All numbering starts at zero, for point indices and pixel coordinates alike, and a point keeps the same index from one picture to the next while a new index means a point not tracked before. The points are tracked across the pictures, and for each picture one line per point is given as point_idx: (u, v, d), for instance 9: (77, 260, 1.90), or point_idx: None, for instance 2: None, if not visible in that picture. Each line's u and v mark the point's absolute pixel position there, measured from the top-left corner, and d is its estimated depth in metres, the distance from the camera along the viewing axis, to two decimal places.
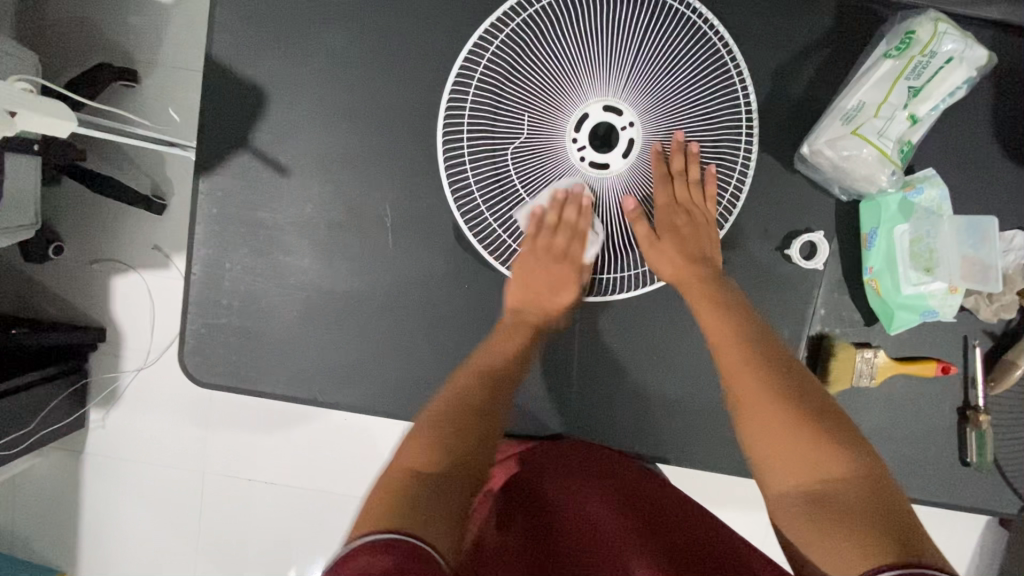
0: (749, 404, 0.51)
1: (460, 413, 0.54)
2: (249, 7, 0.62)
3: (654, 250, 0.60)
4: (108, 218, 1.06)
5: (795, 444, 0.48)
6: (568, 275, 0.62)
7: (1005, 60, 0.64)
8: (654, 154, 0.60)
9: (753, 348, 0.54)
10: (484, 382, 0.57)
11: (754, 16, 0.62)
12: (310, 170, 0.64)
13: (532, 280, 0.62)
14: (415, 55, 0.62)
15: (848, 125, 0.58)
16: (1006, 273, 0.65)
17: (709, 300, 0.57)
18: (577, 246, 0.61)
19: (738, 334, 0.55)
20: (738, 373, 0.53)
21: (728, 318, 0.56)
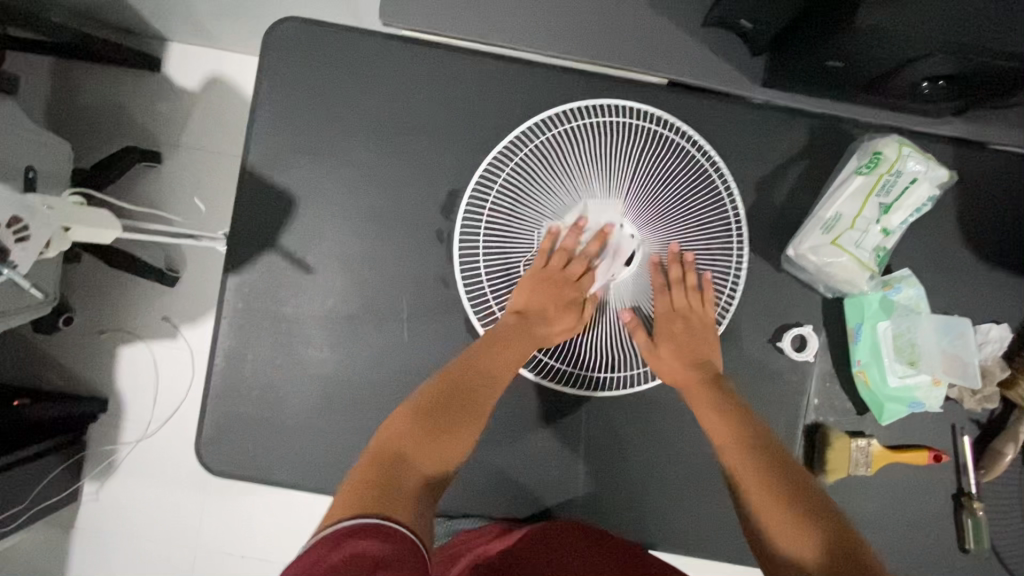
0: (751, 497, 0.55)
1: (441, 401, 0.57)
2: (281, 121, 0.68)
3: (655, 357, 0.64)
4: (125, 290, 1.10)
5: (799, 531, 0.51)
6: (572, 311, 0.64)
7: (965, 173, 0.71)
8: (653, 266, 0.66)
9: (755, 446, 0.58)
10: (472, 386, 0.59)
11: (736, 136, 0.70)
12: (333, 267, 0.68)
13: (552, 301, 0.63)
14: (433, 166, 0.69)
15: (828, 234, 0.64)
16: (984, 365, 0.69)
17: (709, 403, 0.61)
18: (575, 266, 0.64)
19: (742, 434, 0.58)
20: (743, 468, 0.57)
21: (724, 419, 0.60)
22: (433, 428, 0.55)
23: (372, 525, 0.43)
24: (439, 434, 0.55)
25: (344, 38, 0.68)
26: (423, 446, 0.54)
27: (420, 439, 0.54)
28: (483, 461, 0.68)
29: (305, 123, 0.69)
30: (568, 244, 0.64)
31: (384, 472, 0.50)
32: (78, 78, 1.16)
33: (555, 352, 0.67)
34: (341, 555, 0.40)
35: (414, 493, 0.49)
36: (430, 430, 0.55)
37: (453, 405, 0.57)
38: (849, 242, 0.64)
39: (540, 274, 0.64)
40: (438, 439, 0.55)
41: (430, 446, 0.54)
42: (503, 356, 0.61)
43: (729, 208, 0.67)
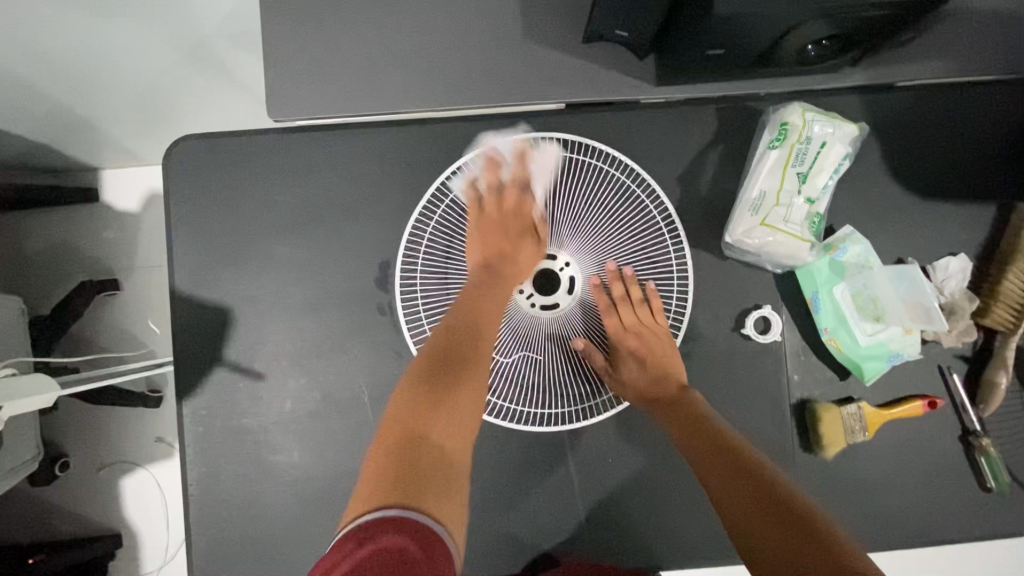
0: (744, 507, 0.53)
1: (438, 377, 0.56)
2: (200, 238, 0.68)
3: (615, 379, 0.65)
4: (111, 423, 1.10)
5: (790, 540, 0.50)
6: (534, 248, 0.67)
7: (880, 116, 0.70)
8: (593, 287, 0.66)
9: (736, 461, 0.57)
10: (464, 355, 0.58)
11: (646, 139, 0.70)
12: (284, 367, 0.68)
13: (512, 250, 0.65)
14: (357, 243, 0.68)
15: (757, 215, 0.64)
16: (950, 299, 0.68)
17: (672, 406, 0.62)
18: (527, 202, 0.67)
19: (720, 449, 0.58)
20: (727, 486, 0.55)
21: (689, 414, 0.61)
22: (432, 383, 0.55)
23: (394, 517, 0.45)
24: (437, 399, 0.54)
25: (243, 140, 0.68)
26: (432, 407, 0.54)
27: (421, 414, 0.53)
28: (481, 525, 0.66)
29: (224, 233, 0.68)
30: (489, 181, 0.67)
31: (405, 456, 0.50)
32: (18, 227, 1.16)
33: (518, 398, 0.65)
34: (370, 548, 0.43)
35: (445, 481, 0.50)
36: (429, 402, 0.54)
37: (437, 368, 0.57)
38: (777, 218, 0.63)
39: (479, 214, 0.67)
40: (438, 403, 0.54)
41: (453, 431, 0.54)
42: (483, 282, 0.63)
43: (657, 211, 0.67)
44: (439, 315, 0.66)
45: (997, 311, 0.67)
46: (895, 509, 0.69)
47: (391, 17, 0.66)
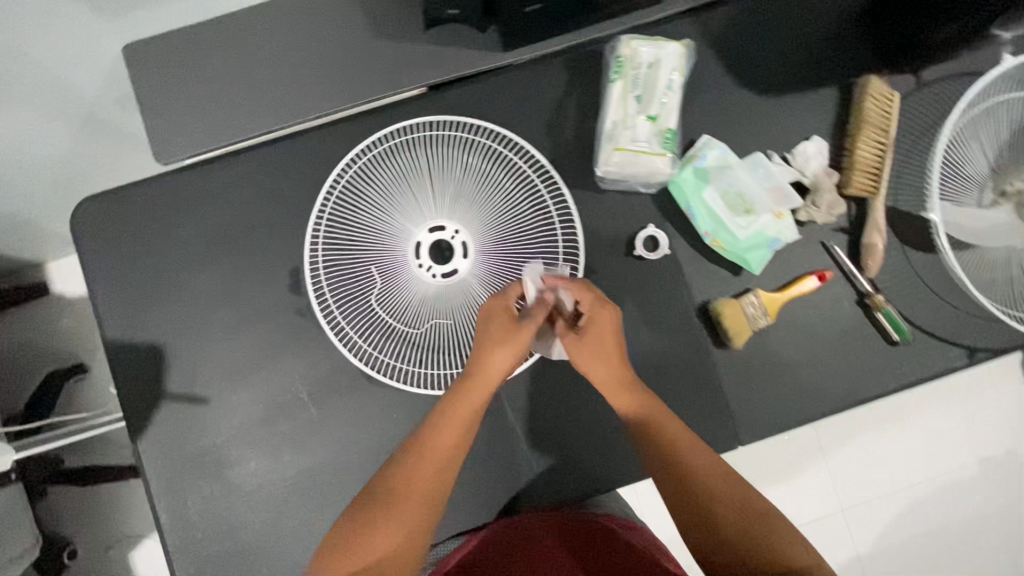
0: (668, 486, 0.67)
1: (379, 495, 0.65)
2: (120, 288, 0.73)
3: (578, 351, 0.67)
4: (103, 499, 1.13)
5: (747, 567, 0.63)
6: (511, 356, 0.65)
7: (714, 29, 0.76)
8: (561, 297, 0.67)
9: (697, 498, 0.67)
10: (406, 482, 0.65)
11: (508, 101, 0.75)
12: (225, 387, 0.72)
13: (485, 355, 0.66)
14: (267, 258, 0.73)
15: (610, 143, 0.69)
16: (813, 178, 0.73)
17: (615, 385, 0.67)
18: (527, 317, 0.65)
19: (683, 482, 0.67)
20: (690, 522, 0.67)
21: (628, 398, 0.67)
22: (374, 500, 0.65)
23: None
24: (382, 509, 0.64)
25: (139, 189, 0.73)
26: (372, 524, 0.64)
27: (370, 534, 0.63)
28: None
29: (142, 278, 0.73)
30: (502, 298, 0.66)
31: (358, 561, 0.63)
32: None
33: (444, 361, 0.70)
34: None
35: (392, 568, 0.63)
36: (373, 517, 0.64)
37: (385, 499, 0.64)
38: (631, 141, 0.68)
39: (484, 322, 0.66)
40: (384, 510, 0.64)
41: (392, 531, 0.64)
42: (469, 424, 0.66)
43: (525, 164, 0.73)
44: (350, 305, 0.70)
45: (856, 178, 0.73)
46: (811, 380, 0.74)
47: (249, 48, 0.72)
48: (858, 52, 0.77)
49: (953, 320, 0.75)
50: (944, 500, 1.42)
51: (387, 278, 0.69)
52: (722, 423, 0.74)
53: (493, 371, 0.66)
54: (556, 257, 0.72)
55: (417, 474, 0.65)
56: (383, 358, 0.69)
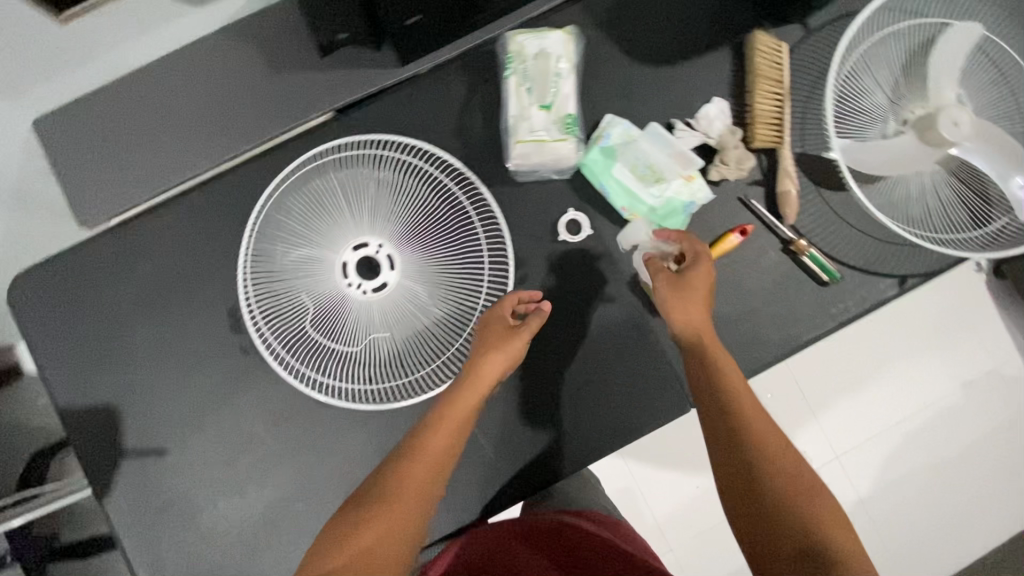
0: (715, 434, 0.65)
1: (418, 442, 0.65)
2: (64, 355, 0.74)
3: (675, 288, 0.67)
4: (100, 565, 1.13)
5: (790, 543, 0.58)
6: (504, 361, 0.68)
7: (602, 11, 0.78)
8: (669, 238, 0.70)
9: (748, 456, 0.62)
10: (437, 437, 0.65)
11: (414, 114, 0.77)
12: (182, 435, 0.73)
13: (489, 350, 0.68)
14: (203, 303, 0.74)
15: (512, 136, 0.72)
16: (719, 138, 0.75)
17: (694, 327, 0.67)
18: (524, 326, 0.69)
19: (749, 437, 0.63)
20: (731, 493, 0.63)
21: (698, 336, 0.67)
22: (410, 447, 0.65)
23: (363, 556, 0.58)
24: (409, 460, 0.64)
25: (70, 258, 0.74)
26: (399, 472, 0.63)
27: (399, 483, 0.63)
28: None
29: (83, 341, 0.74)
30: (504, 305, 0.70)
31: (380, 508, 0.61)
32: None
33: (387, 373, 0.71)
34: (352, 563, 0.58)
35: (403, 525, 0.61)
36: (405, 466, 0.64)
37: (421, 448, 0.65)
38: (530, 132, 0.72)
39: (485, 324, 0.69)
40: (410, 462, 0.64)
41: (413, 483, 0.63)
42: (466, 417, 0.66)
43: (436, 171, 0.74)
44: (285, 333, 0.70)
45: (758, 131, 0.75)
46: (749, 334, 0.76)
47: (153, 103, 0.73)
48: (744, 10, 0.79)
49: (878, 253, 0.77)
50: (950, 432, 1.34)
51: (318, 302, 0.71)
52: (671, 389, 0.75)
53: (489, 371, 0.67)
54: (482, 254, 0.73)
55: (437, 436, 0.65)
56: (326, 379, 0.71)
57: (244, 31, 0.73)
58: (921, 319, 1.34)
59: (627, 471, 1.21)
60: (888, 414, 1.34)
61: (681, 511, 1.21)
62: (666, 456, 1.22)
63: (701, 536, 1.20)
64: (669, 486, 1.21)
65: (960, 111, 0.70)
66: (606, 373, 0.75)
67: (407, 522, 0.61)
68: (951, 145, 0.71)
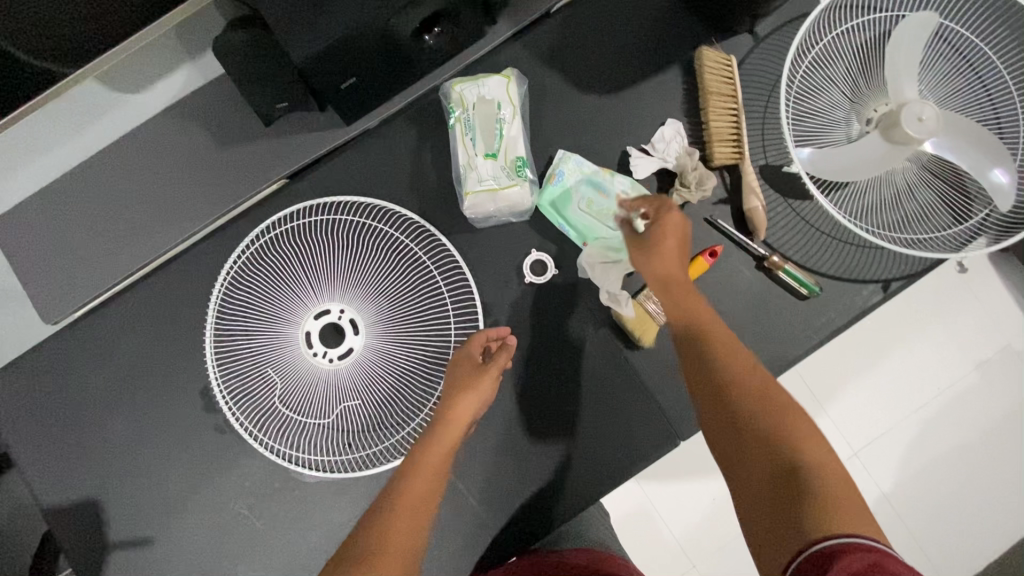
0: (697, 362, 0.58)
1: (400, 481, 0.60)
2: (43, 454, 0.73)
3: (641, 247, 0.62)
4: None
5: (768, 510, 0.51)
6: (477, 396, 0.65)
7: (544, 47, 0.77)
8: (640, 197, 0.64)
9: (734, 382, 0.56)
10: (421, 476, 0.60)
11: (367, 170, 0.76)
12: (167, 522, 0.72)
13: (461, 384, 0.65)
14: (175, 385, 0.74)
15: (462, 187, 0.72)
16: (676, 161, 0.73)
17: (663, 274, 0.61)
18: (493, 365, 0.66)
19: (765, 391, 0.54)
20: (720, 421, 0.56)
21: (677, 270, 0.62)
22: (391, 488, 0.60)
23: None
24: (394, 502, 0.59)
25: (39, 355, 0.74)
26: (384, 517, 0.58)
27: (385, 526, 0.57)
28: None
29: (61, 438, 0.74)
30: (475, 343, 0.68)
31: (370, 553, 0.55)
32: None
33: (364, 440, 0.70)
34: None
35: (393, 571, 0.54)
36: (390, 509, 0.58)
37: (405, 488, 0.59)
38: (478, 182, 0.71)
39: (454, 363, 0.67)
40: (395, 505, 0.58)
41: (401, 526, 0.57)
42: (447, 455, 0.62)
43: (391, 229, 0.73)
44: (257, 410, 0.70)
45: (716, 149, 0.73)
46: None
47: (106, 193, 0.73)
48: (690, 27, 0.77)
49: (856, 259, 0.74)
50: (965, 413, 1.25)
51: (286, 374, 0.70)
52: (658, 423, 0.73)
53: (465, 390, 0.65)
54: (446, 308, 0.72)
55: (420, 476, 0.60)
56: (302, 454, 0.69)
57: (189, 109, 0.73)
58: (924, 299, 1.26)
59: (642, 494, 1.16)
60: (901, 399, 1.25)
61: (700, 531, 1.15)
62: (680, 474, 1.16)
63: (723, 557, 1.15)
64: (687, 506, 1.15)
65: (922, 106, 0.66)
66: (590, 414, 0.73)
67: (404, 554, 0.56)
68: (918, 142, 0.67)
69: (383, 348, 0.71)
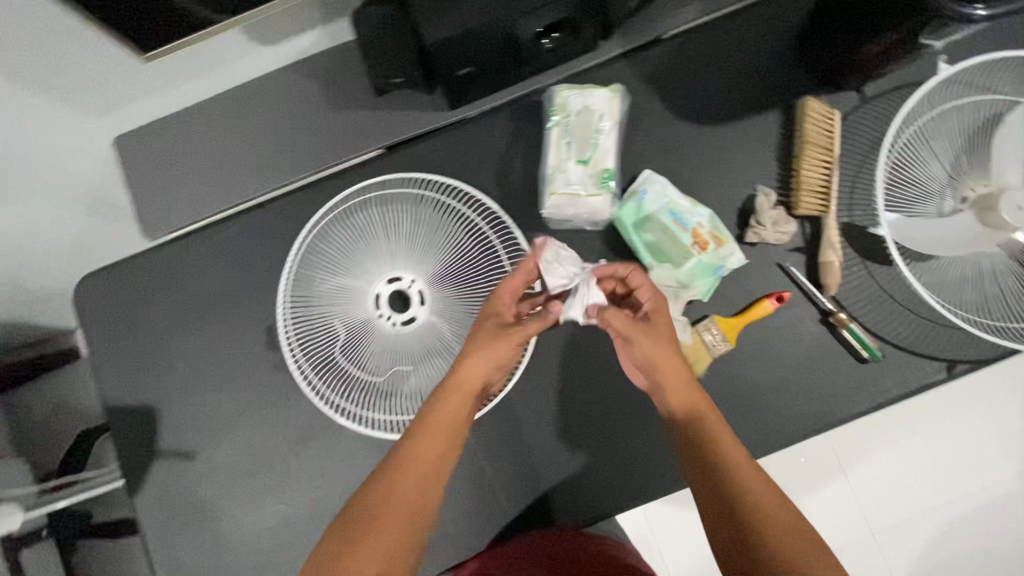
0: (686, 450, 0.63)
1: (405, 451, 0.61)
2: (117, 355, 0.79)
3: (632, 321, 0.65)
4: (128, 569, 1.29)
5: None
6: (497, 352, 0.65)
7: (650, 68, 0.79)
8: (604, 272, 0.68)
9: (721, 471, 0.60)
10: (426, 443, 0.61)
11: (460, 154, 0.80)
12: (210, 444, 0.77)
13: (485, 337, 0.65)
14: (244, 318, 0.79)
15: (547, 187, 0.73)
16: (755, 201, 0.75)
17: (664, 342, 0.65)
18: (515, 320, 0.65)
19: (757, 496, 0.58)
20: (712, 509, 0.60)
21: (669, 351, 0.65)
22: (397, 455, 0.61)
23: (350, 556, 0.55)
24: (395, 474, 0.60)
25: (132, 265, 0.80)
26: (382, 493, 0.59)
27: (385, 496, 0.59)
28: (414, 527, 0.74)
29: (134, 345, 0.79)
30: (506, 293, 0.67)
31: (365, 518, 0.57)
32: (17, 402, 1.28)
33: (409, 406, 0.73)
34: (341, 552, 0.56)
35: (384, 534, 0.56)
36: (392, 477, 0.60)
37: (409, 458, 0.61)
38: (565, 184, 0.73)
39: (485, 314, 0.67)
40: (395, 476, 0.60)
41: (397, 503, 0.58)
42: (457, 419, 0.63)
43: (472, 212, 0.76)
44: (317, 357, 0.74)
45: (802, 199, 0.73)
46: (780, 403, 0.73)
47: (221, 130, 0.79)
48: (798, 75, 0.78)
49: (925, 333, 0.73)
50: (1001, 517, 1.19)
51: (350, 329, 0.74)
52: None
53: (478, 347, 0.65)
54: None
55: (424, 444, 0.61)
56: (350, 406, 0.73)
57: (310, 69, 0.78)
58: (976, 391, 1.21)
59: (646, 522, 1.15)
60: (935, 488, 1.19)
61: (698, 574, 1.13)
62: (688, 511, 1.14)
63: None
64: (690, 547, 1.13)
65: None
66: (628, 430, 0.74)
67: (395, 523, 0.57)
68: (1011, 230, 0.66)
69: (444, 322, 0.74)
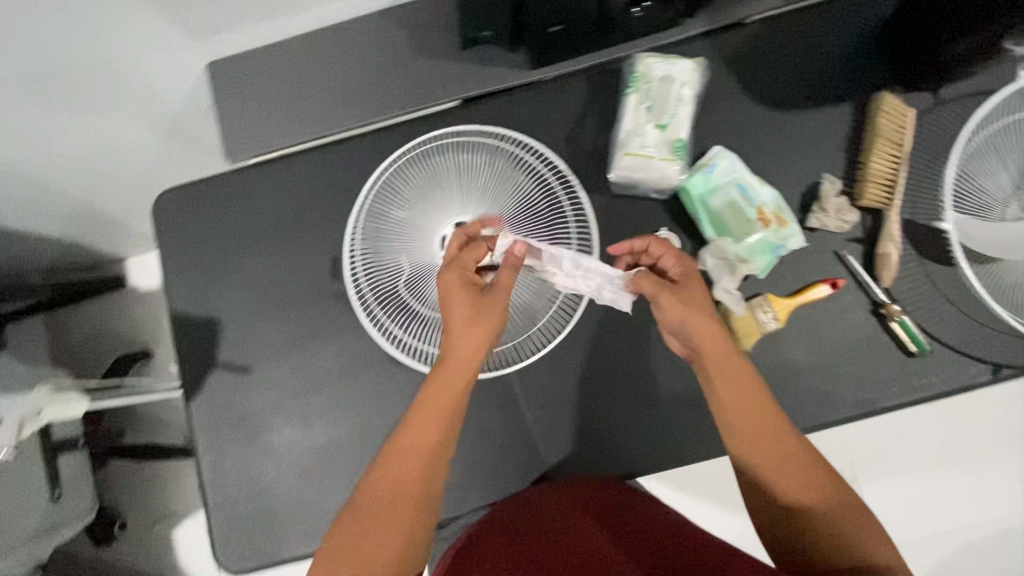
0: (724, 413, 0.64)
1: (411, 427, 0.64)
2: (187, 269, 0.83)
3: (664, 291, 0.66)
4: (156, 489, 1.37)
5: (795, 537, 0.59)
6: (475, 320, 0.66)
7: (730, 49, 0.81)
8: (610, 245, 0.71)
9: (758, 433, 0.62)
10: (426, 418, 0.64)
11: (535, 113, 0.82)
12: (266, 361, 0.80)
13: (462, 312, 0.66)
14: (312, 247, 0.82)
15: (621, 148, 0.76)
16: (821, 188, 0.76)
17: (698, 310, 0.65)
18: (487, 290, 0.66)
19: (793, 454, 0.61)
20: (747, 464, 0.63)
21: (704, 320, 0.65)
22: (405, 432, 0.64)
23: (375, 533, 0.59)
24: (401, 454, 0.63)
25: (211, 186, 0.84)
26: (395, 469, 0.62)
27: (396, 472, 0.62)
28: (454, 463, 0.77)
29: (204, 261, 0.83)
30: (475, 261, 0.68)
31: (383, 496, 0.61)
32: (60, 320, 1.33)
33: None
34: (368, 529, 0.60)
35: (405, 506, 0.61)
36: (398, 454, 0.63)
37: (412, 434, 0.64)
38: (640, 146, 0.76)
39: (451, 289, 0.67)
40: (401, 457, 0.63)
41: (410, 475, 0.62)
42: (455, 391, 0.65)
43: (543, 167, 0.78)
44: (380, 288, 0.77)
45: (868, 189, 0.75)
46: (823, 386, 0.75)
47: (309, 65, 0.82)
48: (876, 71, 0.79)
49: (974, 334, 0.75)
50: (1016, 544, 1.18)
51: (415, 265, 0.77)
52: None
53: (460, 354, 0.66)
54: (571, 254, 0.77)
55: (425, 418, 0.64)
56: (408, 338, 0.76)
57: None
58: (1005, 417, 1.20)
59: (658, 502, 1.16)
60: (952, 511, 1.19)
61: None
62: (702, 497, 1.16)
63: None
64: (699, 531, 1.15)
65: None
66: None
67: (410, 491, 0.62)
68: None
69: None
